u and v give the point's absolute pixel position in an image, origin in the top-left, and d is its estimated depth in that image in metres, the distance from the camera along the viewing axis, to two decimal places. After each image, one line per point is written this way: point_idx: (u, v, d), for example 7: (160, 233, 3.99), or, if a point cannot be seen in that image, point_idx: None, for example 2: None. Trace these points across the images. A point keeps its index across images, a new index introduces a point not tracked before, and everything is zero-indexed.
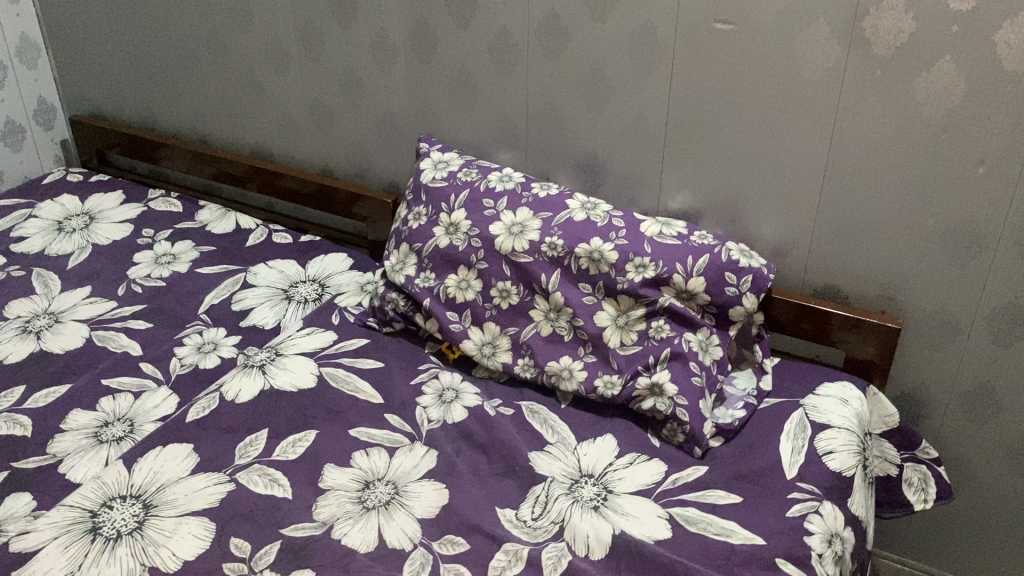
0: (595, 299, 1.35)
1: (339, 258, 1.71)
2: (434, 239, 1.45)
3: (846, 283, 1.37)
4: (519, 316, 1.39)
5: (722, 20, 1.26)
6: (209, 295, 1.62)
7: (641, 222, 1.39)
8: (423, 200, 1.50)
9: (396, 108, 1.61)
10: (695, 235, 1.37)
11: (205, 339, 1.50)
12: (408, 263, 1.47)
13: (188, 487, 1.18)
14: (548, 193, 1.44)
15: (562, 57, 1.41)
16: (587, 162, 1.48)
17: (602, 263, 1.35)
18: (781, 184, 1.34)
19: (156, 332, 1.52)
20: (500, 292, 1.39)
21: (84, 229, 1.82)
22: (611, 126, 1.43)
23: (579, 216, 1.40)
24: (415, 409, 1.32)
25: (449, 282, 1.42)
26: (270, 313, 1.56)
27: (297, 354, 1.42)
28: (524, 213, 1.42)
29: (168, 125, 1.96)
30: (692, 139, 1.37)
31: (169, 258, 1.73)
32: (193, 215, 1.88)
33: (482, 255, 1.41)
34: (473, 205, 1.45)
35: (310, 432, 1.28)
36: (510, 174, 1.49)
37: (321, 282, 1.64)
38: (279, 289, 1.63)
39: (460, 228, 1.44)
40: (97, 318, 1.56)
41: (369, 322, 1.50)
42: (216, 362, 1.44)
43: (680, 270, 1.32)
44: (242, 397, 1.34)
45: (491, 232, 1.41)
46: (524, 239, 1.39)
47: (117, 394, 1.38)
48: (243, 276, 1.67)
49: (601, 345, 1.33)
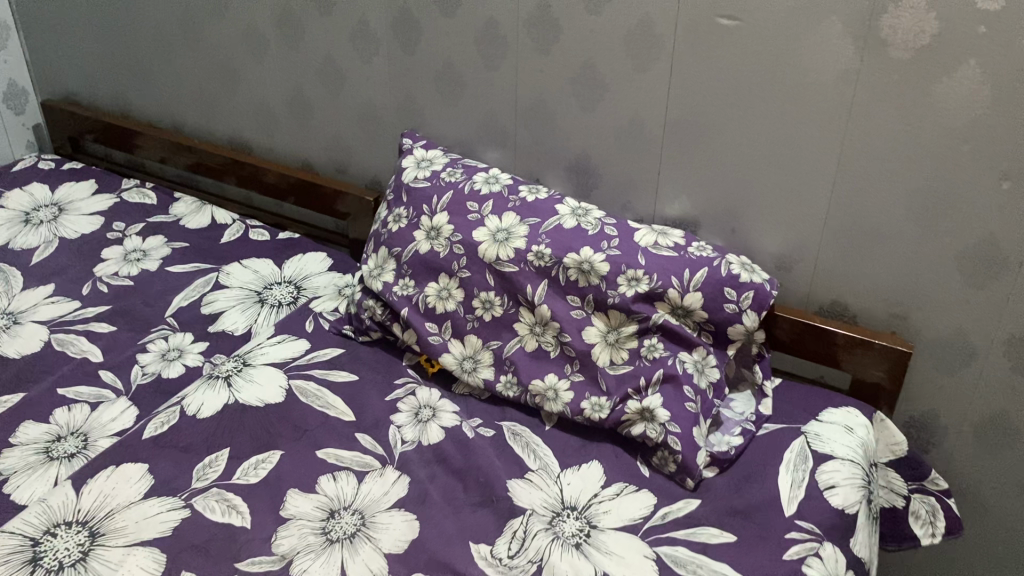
0: (583, 313, 1.26)
1: (318, 258, 1.62)
2: (414, 243, 1.36)
3: (853, 301, 1.27)
4: (502, 329, 1.29)
5: (726, 16, 1.16)
6: (177, 296, 1.53)
7: (635, 231, 1.29)
8: (403, 201, 1.40)
9: (378, 101, 1.51)
10: (693, 246, 1.27)
11: (169, 346, 1.41)
12: (386, 268, 1.38)
13: (139, 514, 1.09)
14: (537, 197, 1.35)
15: (553, 51, 1.31)
16: (580, 164, 1.38)
17: (592, 275, 1.25)
18: (787, 194, 1.24)
19: (119, 336, 1.43)
20: (482, 303, 1.30)
21: (51, 221, 1.73)
22: (605, 126, 1.33)
23: (569, 222, 1.30)
24: (389, 429, 1.24)
25: (429, 291, 1.33)
26: (240, 317, 1.47)
27: (266, 365, 1.34)
28: (510, 218, 1.32)
29: (143, 112, 1.86)
30: (691, 143, 1.27)
31: (139, 255, 1.64)
32: (168, 208, 1.79)
33: (464, 262, 1.31)
34: (456, 207, 1.35)
35: (275, 452, 1.19)
36: (497, 174, 1.39)
37: (297, 285, 1.55)
38: (252, 291, 1.54)
39: (442, 232, 1.34)
40: (58, 320, 1.47)
41: (344, 331, 1.41)
42: (180, 372, 1.36)
43: (675, 285, 1.23)
44: (203, 412, 1.25)
45: (474, 238, 1.31)
46: (510, 247, 1.29)
47: (72, 405, 1.29)
48: (215, 276, 1.58)
49: (589, 363, 1.24)
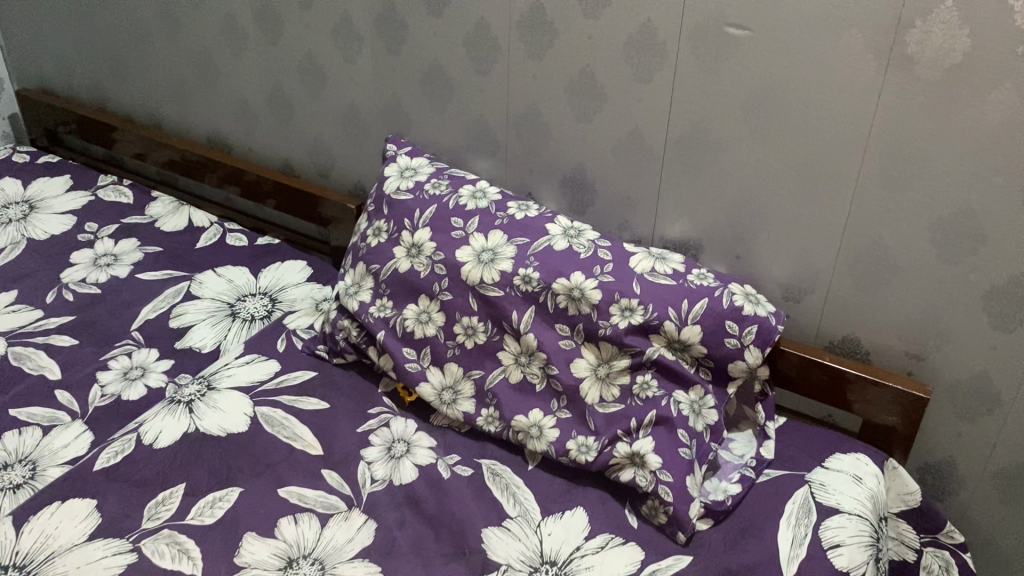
0: (573, 344, 1.16)
1: (297, 266, 1.54)
2: (393, 261, 1.25)
3: (867, 338, 1.17)
4: (485, 358, 1.19)
5: (736, 24, 1.04)
6: (146, 307, 1.44)
7: (631, 255, 1.19)
8: (384, 213, 1.30)
9: (360, 103, 1.41)
10: (693, 274, 1.17)
11: (132, 363, 1.32)
12: (364, 286, 1.28)
13: (81, 558, 1.01)
14: (526, 214, 1.24)
15: (547, 56, 1.20)
16: (574, 179, 1.27)
17: (583, 303, 1.15)
18: (798, 220, 1.13)
19: (81, 351, 1.34)
20: (464, 329, 1.20)
21: (21, 220, 1.65)
22: (602, 140, 1.22)
23: (561, 243, 1.20)
24: (359, 465, 1.15)
25: (408, 314, 1.23)
26: (210, 333, 1.39)
27: (231, 388, 1.25)
28: (496, 236, 1.21)
29: (120, 105, 1.76)
30: (695, 161, 1.16)
31: (109, 259, 1.55)
32: (144, 208, 1.69)
33: (446, 284, 1.21)
34: (439, 223, 1.25)
35: (234, 490, 1.11)
36: (484, 187, 1.29)
37: (272, 298, 1.47)
38: (224, 303, 1.45)
39: (423, 249, 1.24)
40: (17, 331, 1.38)
41: (318, 351, 1.32)
42: (141, 393, 1.27)
43: (673, 317, 1.13)
44: (161, 442, 1.16)
45: (457, 258, 1.21)
46: (495, 269, 1.19)
47: (23, 429, 1.21)
48: (187, 285, 1.49)
49: (577, 400, 1.14)
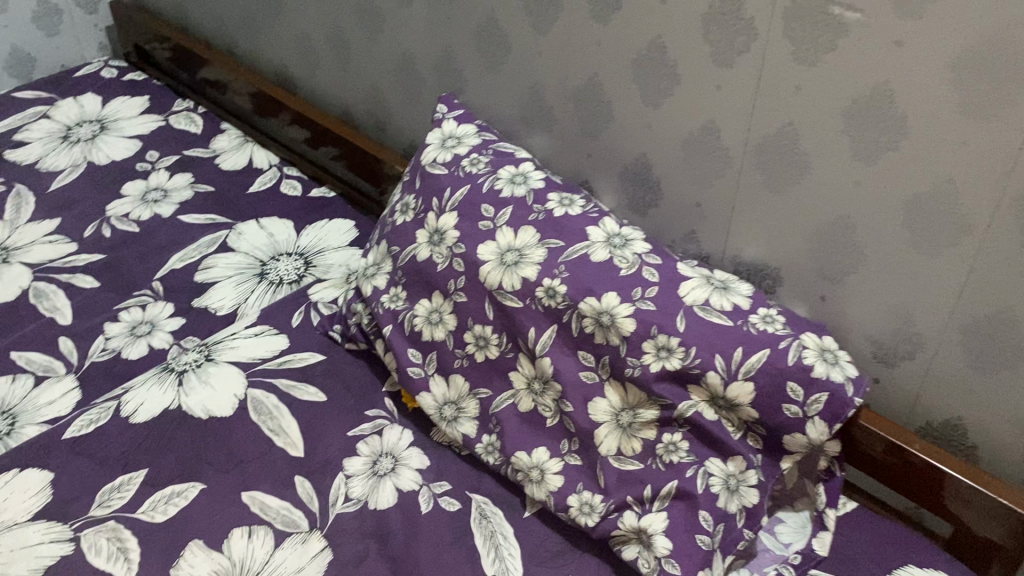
0: (595, 378, 0.96)
1: (343, 226, 1.40)
2: (413, 246, 1.09)
3: (975, 426, 0.90)
4: (495, 376, 1.02)
5: (843, 2, 0.77)
6: (177, 255, 1.35)
7: (684, 280, 0.96)
8: (416, 188, 1.14)
9: (416, 52, 1.22)
10: (757, 315, 0.93)
11: (143, 318, 1.23)
12: (381, 269, 1.12)
13: (17, 541, 0.94)
14: (568, 211, 1.03)
15: (611, 20, 0.96)
16: (636, 172, 1.05)
17: (612, 332, 0.94)
18: (900, 269, 0.86)
19: (99, 296, 1.28)
20: (474, 339, 1.03)
21: (88, 140, 1.59)
22: (669, 131, 0.98)
23: (600, 253, 0.99)
24: (335, 478, 1.01)
25: (419, 311, 1.07)
26: (231, 293, 1.28)
27: (229, 363, 1.14)
28: (528, 234, 1.02)
29: (201, 27, 1.67)
30: (777, 174, 0.91)
31: (159, 194, 1.47)
32: (209, 140, 1.60)
33: (462, 283, 1.03)
34: (467, 209, 1.07)
35: (196, 486, 1.00)
36: (527, 171, 1.09)
37: (306, 261, 1.33)
38: (256, 261, 1.34)
39: (445, 238, 1.06)
40: (46, 265, 1.33)
41: (331, 333, 1.19)
42: (142, 353, 1.18)
43: (717, 367, 0.90)
44: (138, 416, 1.07)
45: (478, 255, 1.03)
46: (516, 275, 1.00)
47: (18, 376, 1.15)
48: (226, 234, 1.38)
49: (589, 447, 0.95)
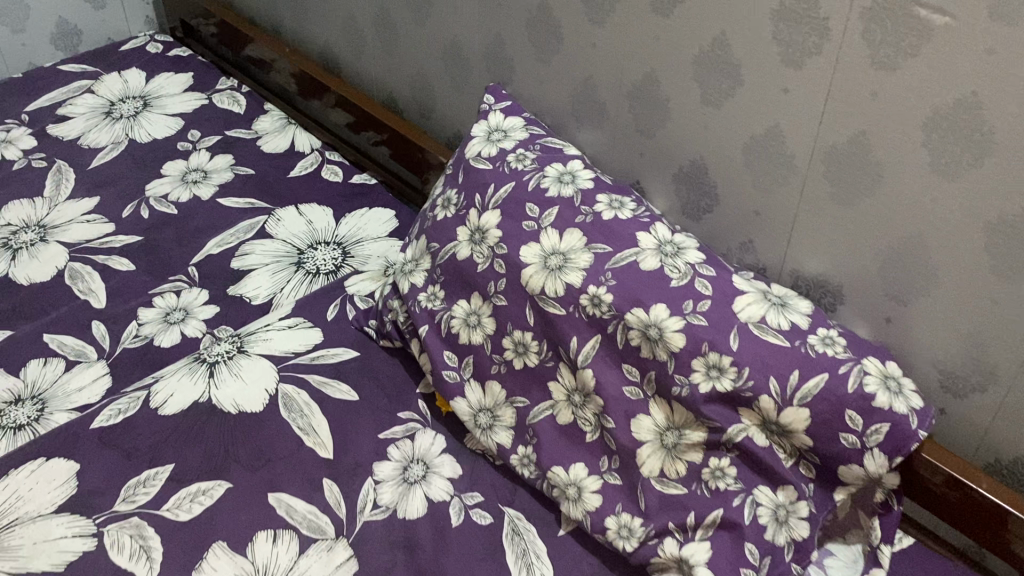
0: (640, 394, 0.91)
1: (383, 216, 1.36)
2: (454, 244, 1.04)
3: None
4: (533, 385, 0.97)
5: (931, 3, 0.70)
6: (214, 239, 1.32)
7: (739, 294, 0.90)
8: (458, 182, 1.09)
9: (464, 39, 1.17)
10: (817, 336, 0.87)
11: (177, 304, 1.21)
12: (420, 266, 1.08)
13: (40, 533, 0.92)
14: (617, 214, 0.98)
15: (672, 12, 0.90)
16: (691, 175, 0.99)
17: (659, 347, 0.89)
18: (976, 295, 0.80)
19: (134, 279, 1.25)
20: (513, 345, 0.98)
21: (130, 117, 1.57)
22: (729, 134, 0.92)
23: (650, 261, 0.93)
24: (364, 484, 0.98)
25: (456, 312, 1.02)
26: (266, 282, 1.24)
27: (261, 356, 1.11)
28: (573, 236, 0.97)
29: (247, 4, 1.63)
30: (845, 186, 0.85)
31: (198, 176, 1.44)
32: (252, 121, 1.57)
33: (503, 286, 0.99)
34: (510, 208, 1.02)
35: (222, 484, 0.97)
36: (575, 170, 1.03)
37: (344, 251, 1.30)
38: (293, 249, 1.30)
39: (487, 237, 1.01)
40: (83, 245, 1.31)
41: (366, 329, 1.15)
42: (174, 342, 1.16)
43: (771, 391, 0.85)
44: (167, 409, 1.05)
45: (520, 257, 0.98)
46: (560, 280, 0.95)
47: (49, 360, 1.14)
48: (264, 220, 1.35)
49: (630, 467, 0.90)
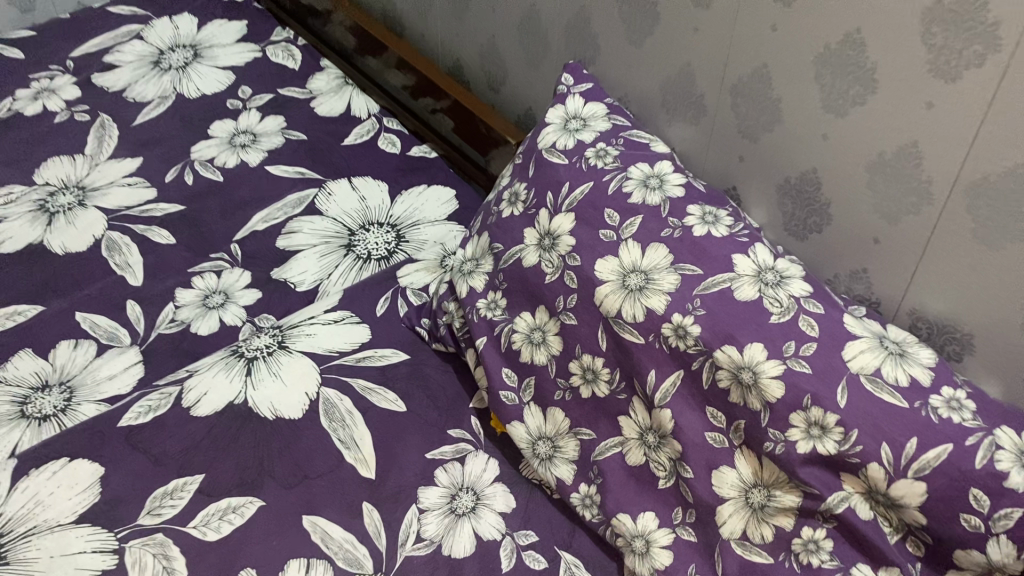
0: (725, 443, 0.80)
1: (443, 195, 1.25)
2: (520, 248, 0.93)
3: None
4: (601, 418, 0.87)
5: None
6: (260, 213, 1.22)
7: (850, 338, 0.77)
8: (529, 175, 0.97)
9: (544, 9, 1.04)
10: (940, 398, 0.74)
11: (216, 287, 1.12)
12: (480, 267, 0.97)
13: (58, 546, 0.85)
14: (710, 230, 0.85)
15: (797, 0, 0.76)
16: (801, 188, 0.86)
17: (752, 394, 0.77)
18: None
19: (174, 255, 1.17)
20: (581, 370, 0.87)
21: (179, 69, 1.46)
22: (852, 148, 0.78)
23: (747, 290, 0.81)
24: (407, 512, 0.89)
25: (518, 326, 0.91)
26: (312, 266, 1.15)
27: (303, 353, 1.02)
28: (659, 253, 0.85)
29: None
30: (993, 225, 0.71)
31: (247, 139, 1.34)
32: (307, 79, 1.45)
33: (573, 302, 0.87)
34: (587, 212, 0.89)
35: (254, 502, 0.89)
36: (663, 172, 0.91)
37: (398, 234, 1.19)
38: (344, 229, 1.20)
39: (558, 244, 0.90)
40: (122, 212, 1.23)
41: (418, 329, 1.05)
42: (212, 330, 1.07)
43: (883, 459, 0.72)
44: (200, 409, 0.97)
45: (595, 272, 0.86)
46: (640, 304, 0.83)
47: (81, 342, 1.06)
48: (314, 193, 1.25)
49: (708, 524, 0.80)
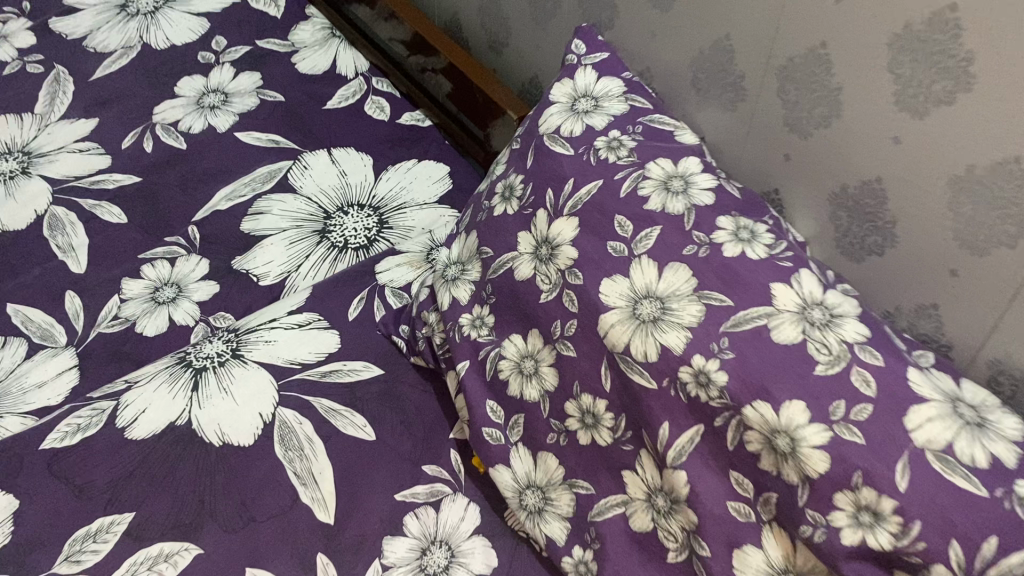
0: (750, 518, 0.65)
1: (435, 174, 1.09)
2: (513, 256, 0.77)
3: None
4: (602, 470, 0.72)
5: None
6: (225, 189, 1.07)
7: (917, 400, 0.61)
8: (527, 166, 0.80)
9: None
10: None
11: (168, 278, 0.98)
12: (466, 274, 0.81)
13: None
14: (744, 250, 0.69)
15: None
16: (861, 201, 0.69)
17: (789, 465, 0.62)
18: None
19: (124, 237, 1.02)
20: (578, 413, 0.72)
21: (148, 14, 1.29)
22: (931, 156, 0.61)
23: (786, 331, 0.65)
24: (368, 568, 0.76)
25: (506, 352, 0.76)
26: (279, 254, 1.00)
27: (260, 365, 0.87)
28: (679, 275, 0.68)
29: None
30: None
31: (218, 100, 1.18)
32: (289, 31, 1.28)
33: (573, 330, 0.71)
34: (593, 218, 0.73)
35: (190, 549, 0.76)
36: (689, 171, 0.74)
37: (380, 219, 1.04)
38: (318, 210, 1.04)
39: (556, 256, 0.73)
40: (70, 183, 1.08)
41: (394, 339, 0.90)
42: (160, 330, 0.93)
43: (953, 561, 0.56)
44: (136, 431, 0.83)
45: (599, 295, 0.70)
46: (654, 340, 0.67)
47: (10, 341, 0.92)
48: (288, 167, 1.09)
49: None
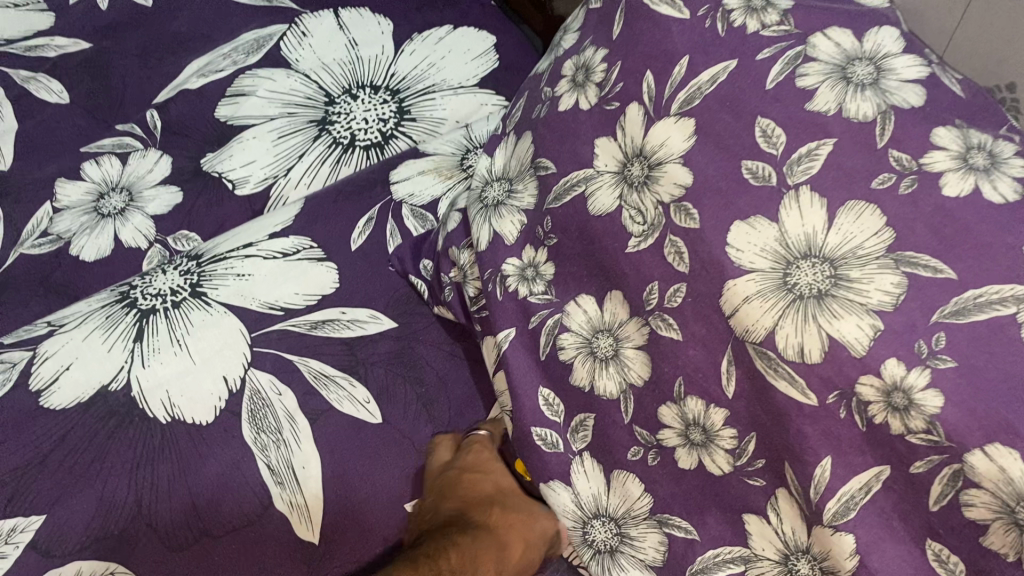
0: None
1: (473, 48, 0.82)
2: (591, 177, 0.52)
3: None
4: (710, 509, 0.48)
5: None
6: (200, 61, 0.81)
7: None
8: (614, 38, 0.53)
9: None
10: None
11: (116, 181, 0.76)
12: (515, 198, 0.56)
13: None
14: (977, 186, 0.40)
15: None
16: None
17: None
18: None
19: (64, 124, 0.78)
20: (680, 423, 0.48)
21: None
22: None
23: None
24: None
25: (570, 322, 0.53)
26: (264, 154, 0.76)
27: (227, 309, 0.63)
28: (862, 222, 0.41)
29: None
30: None
31: None
32: None
33: (682, 300, 0.46)
34: (717, 122, 0.46)
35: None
36: (882, 51, 0.45)
37: (399, 106, 0.77)
38: (318, 92, 0.78)
39: (659, 181, 0.48)
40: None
41: (411, 279, 0.66)
42: (100, 255, 0.73)
43: None
44: (55, 399, 0.59)
45: (725, 250, 0.44)
46: (821, 333, 0.41)
47: None
48: (281, 32, 0.82)
49: None
